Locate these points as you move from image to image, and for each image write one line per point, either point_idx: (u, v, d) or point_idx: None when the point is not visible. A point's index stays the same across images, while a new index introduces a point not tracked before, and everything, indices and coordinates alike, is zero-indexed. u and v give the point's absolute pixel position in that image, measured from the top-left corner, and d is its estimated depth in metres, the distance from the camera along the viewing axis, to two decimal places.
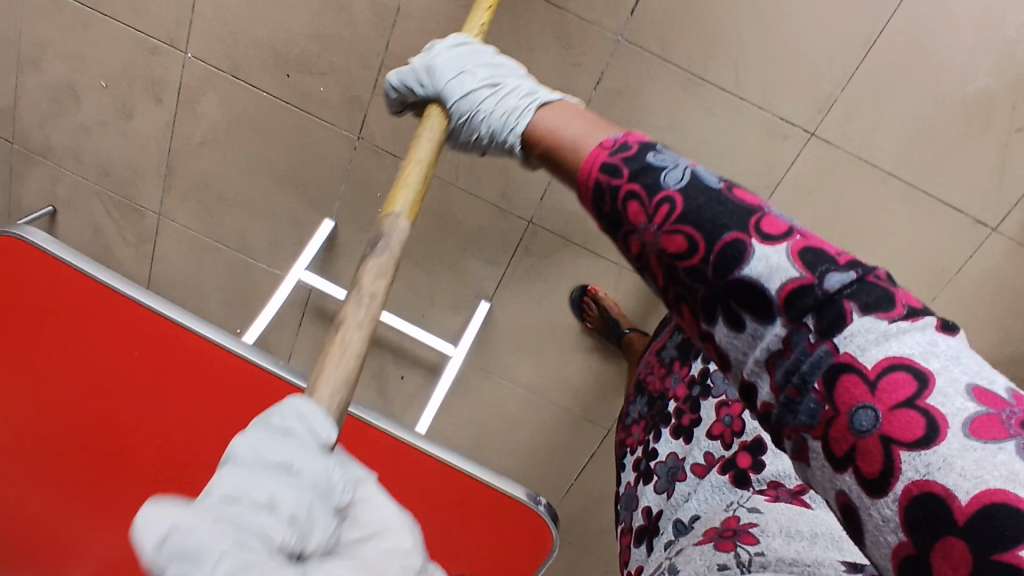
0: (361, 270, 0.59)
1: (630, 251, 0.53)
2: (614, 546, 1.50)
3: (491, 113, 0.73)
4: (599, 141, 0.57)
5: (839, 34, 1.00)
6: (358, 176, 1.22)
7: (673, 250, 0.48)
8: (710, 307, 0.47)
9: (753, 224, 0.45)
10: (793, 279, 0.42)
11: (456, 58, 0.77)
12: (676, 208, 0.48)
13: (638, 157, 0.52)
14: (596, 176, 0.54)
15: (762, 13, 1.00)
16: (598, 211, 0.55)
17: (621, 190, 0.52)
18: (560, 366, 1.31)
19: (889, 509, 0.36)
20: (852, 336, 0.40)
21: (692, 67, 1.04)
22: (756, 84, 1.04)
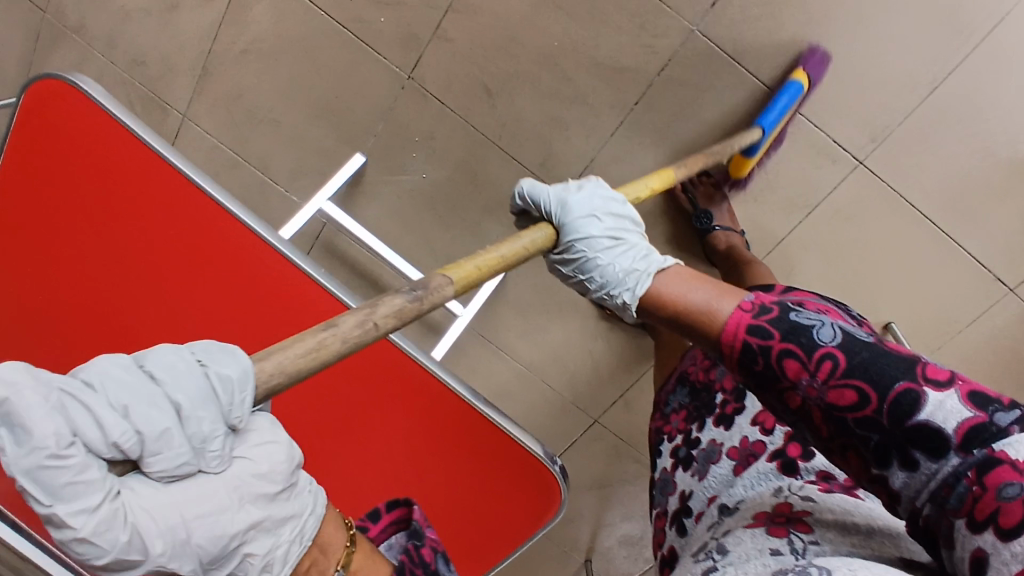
0: (377, 300, 0.48)
1: (786, 410, 0.50)
2: (574, 541, 1.49)
3: (610, 265, 0.66)
4: (733, 303, 0.54)
5: (907, 69, 1.00)
6: (398, 118, 1.19)
7: (842, 404, 0.45)
8: (880, 454, 0.44)
9: (918, 373, 0.44)
10: (966, 418, 0.41)
11: (591, 199, 0.69)
12: (841, 365, 0.46)
13: (784, 317, 0.50)
14: (746, 332, 0.51)
15: (837, 32, 1.00)
16: (744, 367, 0.51)
17: (775, 351, 0.49)
18: (562, 348, 1.30)
19: (1020, 547, 0.37)
20: (1013, 442, 0.40)
21: (758, 72, 1.05)
22: (816, 102, 1.04)
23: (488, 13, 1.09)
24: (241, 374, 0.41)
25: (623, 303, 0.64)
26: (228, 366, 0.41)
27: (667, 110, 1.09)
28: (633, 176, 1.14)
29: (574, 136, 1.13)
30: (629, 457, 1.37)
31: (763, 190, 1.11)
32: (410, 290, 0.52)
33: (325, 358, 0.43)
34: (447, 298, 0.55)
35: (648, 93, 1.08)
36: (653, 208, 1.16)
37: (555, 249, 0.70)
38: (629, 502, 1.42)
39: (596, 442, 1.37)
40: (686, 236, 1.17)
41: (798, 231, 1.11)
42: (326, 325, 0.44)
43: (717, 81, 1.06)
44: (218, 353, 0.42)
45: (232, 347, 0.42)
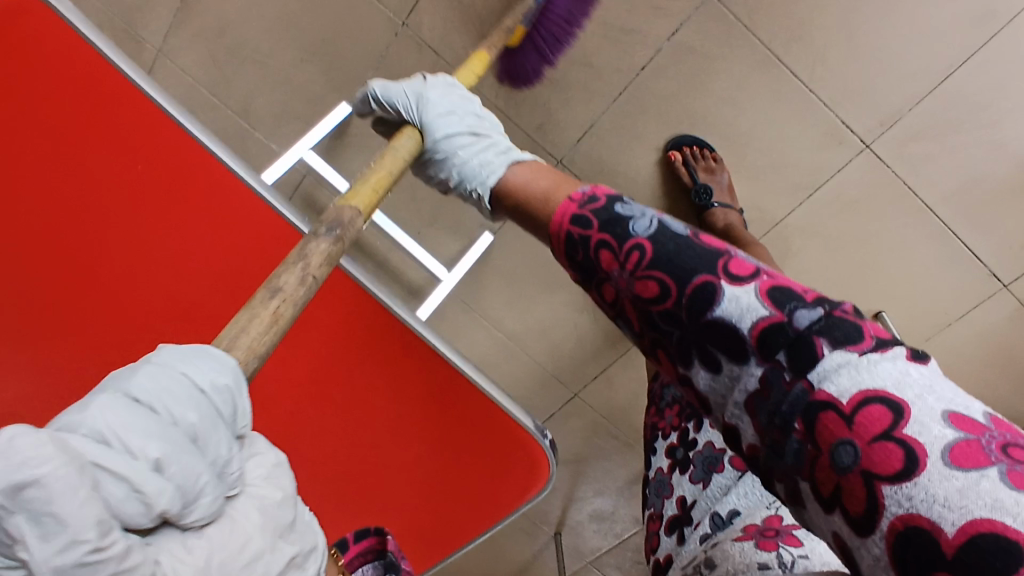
0: (307, 248, 0.53)
1: (607, 304, 0.52)
2: (545, 515, 1.47)
3: (466, 160, 0.72)
4: (569, 194, 0.57)
5: (924, 52, 0.97)
6: (391, 68, 1.13)
7: (647, 295, 0.47)
8: (684, 351, 0.46)
9: (721, 266, 0.46)
10: (762, 317, 0.42)
11: (448, 98, 0.77)
12: (648, 254, 0.48)
13: (607, 208, 0.53)
14: (571, 226, 0.53)
15: (857, 7, 0.96)
16: (573, 262, 0.54)
17: (592, 240, 0.51)
18: (547, 321, 1.26)
19: (879, 547, 0.35)
20: (827, 372, 0.39)
21: (773, 44, 0.99)
22: (829, 80, 1.00)
23: None
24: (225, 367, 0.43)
25: (479, 195, 0.71)
26: (221, 375, 0.43)
27: (674, 78, 1.04)
28: (633, 147, 1.10)
29: (575, 100, 1.08)
30: (607, 434, 1.35)
31: (764, 168, 1.08)
32: (328, 231, 0.56)
33: (285, 317, 0.48)
34: (360, 229, 0.60)
35: (657, 59, 1.03)
36: (651, 181, 1.12)
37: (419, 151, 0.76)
38: (603, 479, 1.41)
39: (575, 418, 1.34)
40: (682, 210, 1.14)
41: (798, 214, 1.08)
42: (273, 291, 0.48)
43: (730, 53, 1.01)
44: (204, 363, 0.43)
45: (204, 349, 0.43)
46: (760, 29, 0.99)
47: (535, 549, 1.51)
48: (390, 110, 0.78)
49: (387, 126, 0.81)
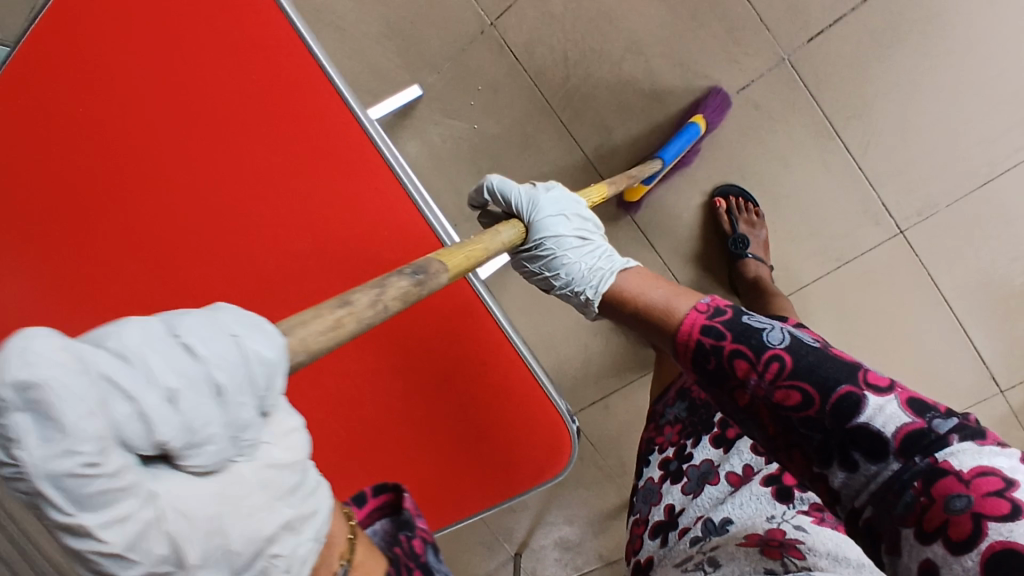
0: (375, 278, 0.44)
1: (734, 405, 0.50)
2: (509, 533, 1.46)
3: (574, 264, 0.68)
4: (691, 303, 0.54)
5: (970, 154, 1.03)
6: (468, 62, 1.17)
7: (787, 403, 0.45)
8: (823, 455, 0.45)
9: (861, 378, 0.44)
10: (905, 423, 0.42)
11: (556, 197, 0.72)
12: (789, 365, 0.46)
13: (735, 317, 0.50)
14: (699, 334, 0.51)
15: (918, 100, 1.02)
16: (695, 364, 0.51)
17: (725, 351, 0.49)
18: (558, 337, 1.28)
19: (971, 561, 0.37)
20: (954, 452, 0.40)
21: (833, 117, 1.05)
22: (878, 161, 1.06)
23: None
24: (271, 344, 0.35)
25: (586, 300, 0.67)
26: (266, 350, 0.35)
27: (733, 128, 1.09)
28: (681, 188, 1.15)
29: None
30: (590, 461, 1.36)
31: (800, 232, 1.12)
32: (414, 271, 0.47)
33: (338, 330, 0.38)
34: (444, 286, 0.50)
35: (722, 107, 1.08)
36: (690, 222, 1.16)
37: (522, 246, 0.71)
38: (576, 507, 1.40)
39: None
40: (713, 256, 1.18)
41: (822, 281, 1.12)
42: (341, 301, 0.39)
43: (792, 116, 1.06)
44: (254, 329, 0.35)
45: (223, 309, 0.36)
46: (822, 100, 1.04)
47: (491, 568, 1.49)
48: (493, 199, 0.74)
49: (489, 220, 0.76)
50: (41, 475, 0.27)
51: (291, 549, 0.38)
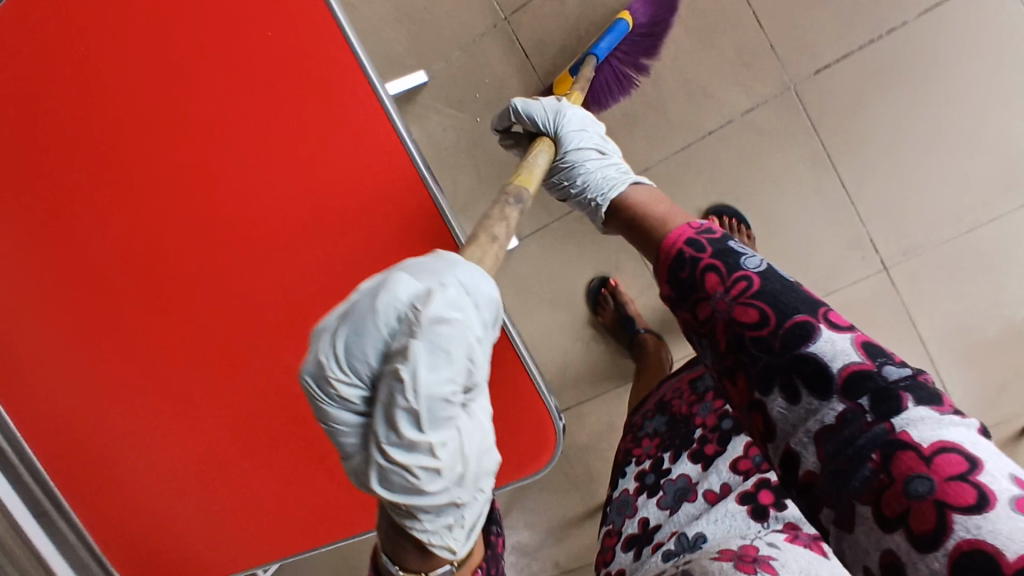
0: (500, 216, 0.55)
1: (695, 321, 0.53)
2: None
3: (589, 173, 0.73)
4: (686, 222, 0.58)
5: (959, 200, 1.05)
6: (477, 54, 1.16)
7: (745, 320, 0.48)
8: (766, 380, 0.46)
9: (822, 313, 0.46)
10: (854, 362, 0.43)
11: (579, 115, 0.77)
12: (755, 285, 0.49)
13: (721, 239, 0.54)
14: (682, 247, 0.55)
15: (914, 141, 1.04)
16: (671, 274, 0.55)
17: (701, 263, 0.52)
18: (538, 340, 1.27)
19: (937, 563, 0.35)
20: (911, 420, 0.40)
21: (832, 149, 1.07)
22: (870, 197, 1.08)
23: None
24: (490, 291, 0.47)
25: (597, 207, 0.71)
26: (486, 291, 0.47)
27: (734, 150, 1.10)
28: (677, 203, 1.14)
29: (638, 138, 1.12)
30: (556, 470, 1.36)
31: (789, 260, 1.13)
32: (518, 199, 0.58)
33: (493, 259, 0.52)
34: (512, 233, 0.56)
35: (725, 128, 1.09)
36: None
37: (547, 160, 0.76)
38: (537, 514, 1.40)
39: None
40: None
41: None
42: (492, 238, 0.53)
43: (792, 144, 1.07)
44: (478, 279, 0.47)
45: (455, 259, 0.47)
46: (822, 134, 1.06)
47: None
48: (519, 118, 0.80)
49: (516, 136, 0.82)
50: (423, 398, 0.42)
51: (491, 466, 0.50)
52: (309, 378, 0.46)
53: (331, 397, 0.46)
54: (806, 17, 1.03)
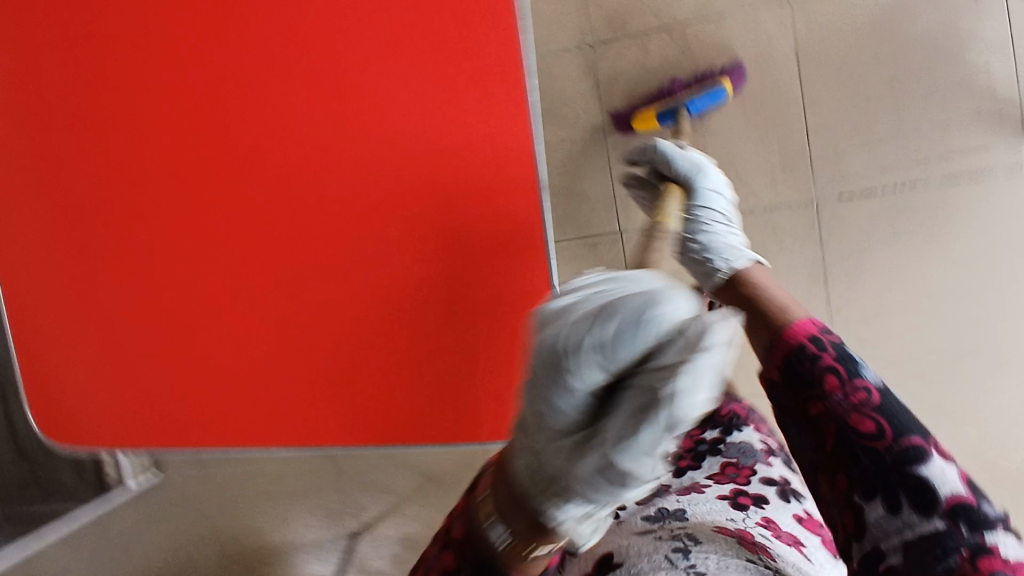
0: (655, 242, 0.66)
1: (803, 416, 0.54)
2: (370, 509, 1.45)
3: (716, 236, 0.85)
4: (807, 318, 0.60)
5: (918, 353, 1.16)
6: (551, 66, 1.21)
7: (861, 426, 0.50)
8: (870, 486, 0.49)
9: (931, 441, 0.49)
10: (958, 493, 0.46)
11: (718, 178, 0.93)
12: (875, 398, 0.51)
13: (840, 343, 0.56)
14: (805, 341, 0.56)
15: (899, 289, 1.14)
16: (788, 361, 0.56)
17: (822, 360, 0.54)
18: None
19: None
20: (1006, 545, 0.44)
21: (828, 269, 1.16)
22: (844, 323, 1.17)
23: (688, 58, 1.16)
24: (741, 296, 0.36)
25: (717, 270, 0.79)
26: None
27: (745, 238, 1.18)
28: None
29: None
30: (479, 469, 1.40)
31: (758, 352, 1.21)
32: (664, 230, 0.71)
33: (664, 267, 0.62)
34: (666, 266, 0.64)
35: (745, 216, 1.17)
36: None
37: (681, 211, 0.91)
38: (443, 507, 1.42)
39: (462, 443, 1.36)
40: None
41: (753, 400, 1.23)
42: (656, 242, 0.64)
43: (796, 252, 1.16)
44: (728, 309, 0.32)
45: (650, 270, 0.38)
46: (825, 252, 1.15)
47: (332, 531, 1.47)
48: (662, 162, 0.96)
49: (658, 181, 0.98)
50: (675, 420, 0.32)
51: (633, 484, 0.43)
52: (552, 330, 0.36)
53: (559, 357, 0.35)
54: (848, 147, 1.12)
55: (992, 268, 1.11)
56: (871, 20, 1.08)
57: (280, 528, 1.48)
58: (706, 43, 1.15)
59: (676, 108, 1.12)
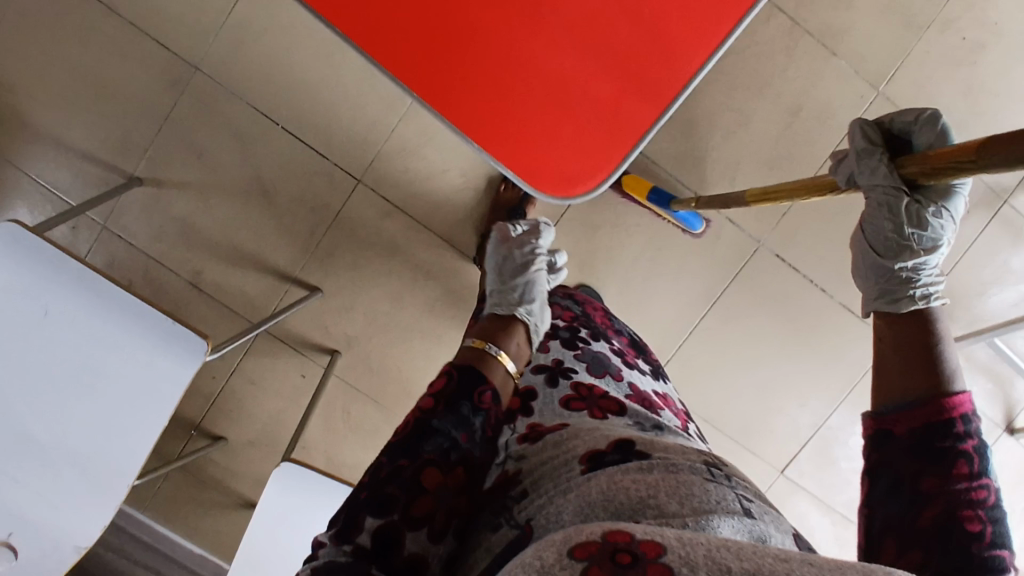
0: (857, 145, 0.75)
1: (911, 480, 0.63)
2: (172, 167, 1.19)
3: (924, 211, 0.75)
4: (961, 389, 0.66)
5: (723, 401, 1.29)
6: None
7: (969, 522, 0.59)
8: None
9: (999, 553, 0.58)
10: None
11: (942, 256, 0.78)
12: (990, 499, 0.61)
13: (977, 434, 0.64)
14: (958, 418, 0.64)
15: (752, 349, 1.27)
16: (932, 425, 0.64)
17: (964, 443, 0.63)
18: (440, 141, 1.19)
19: None
20: None
21: (725, 297, 1.25)
22: (700, 343, 1.26)
23: (784, 60, 1.17)
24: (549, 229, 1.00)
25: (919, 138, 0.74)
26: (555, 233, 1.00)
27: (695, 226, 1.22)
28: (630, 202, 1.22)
29: (672, 145, 1.20)
30: (313, 218, 1.21)
31: (624, 315, 1.26)
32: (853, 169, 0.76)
33: (917, 159, 0.69)
34: (864, 141, 0.74)
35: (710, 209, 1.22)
36: (600, 222, 1.22)
37: (918, 238, 0.76)
38: (248, 224, 1.22)
39: (325, 185, 1.20)
40: (578, 254, 1.23)
41: None
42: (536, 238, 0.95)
43: (717, 266, 1.23)
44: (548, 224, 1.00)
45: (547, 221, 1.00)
46: (730, 284, 1.24)
47: (110, 159, 1.19)
48: (902, 272, 0.77)
49: (897, 289, 0.76)
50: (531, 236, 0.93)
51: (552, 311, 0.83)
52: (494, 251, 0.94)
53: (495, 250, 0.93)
54: (816, 227, 1.22)
55: (811, 382, 1.28)
56: None
57: (56, 112, 1.17)
58: (807, 64, 1.17)
59: (670, 197, 1.14)
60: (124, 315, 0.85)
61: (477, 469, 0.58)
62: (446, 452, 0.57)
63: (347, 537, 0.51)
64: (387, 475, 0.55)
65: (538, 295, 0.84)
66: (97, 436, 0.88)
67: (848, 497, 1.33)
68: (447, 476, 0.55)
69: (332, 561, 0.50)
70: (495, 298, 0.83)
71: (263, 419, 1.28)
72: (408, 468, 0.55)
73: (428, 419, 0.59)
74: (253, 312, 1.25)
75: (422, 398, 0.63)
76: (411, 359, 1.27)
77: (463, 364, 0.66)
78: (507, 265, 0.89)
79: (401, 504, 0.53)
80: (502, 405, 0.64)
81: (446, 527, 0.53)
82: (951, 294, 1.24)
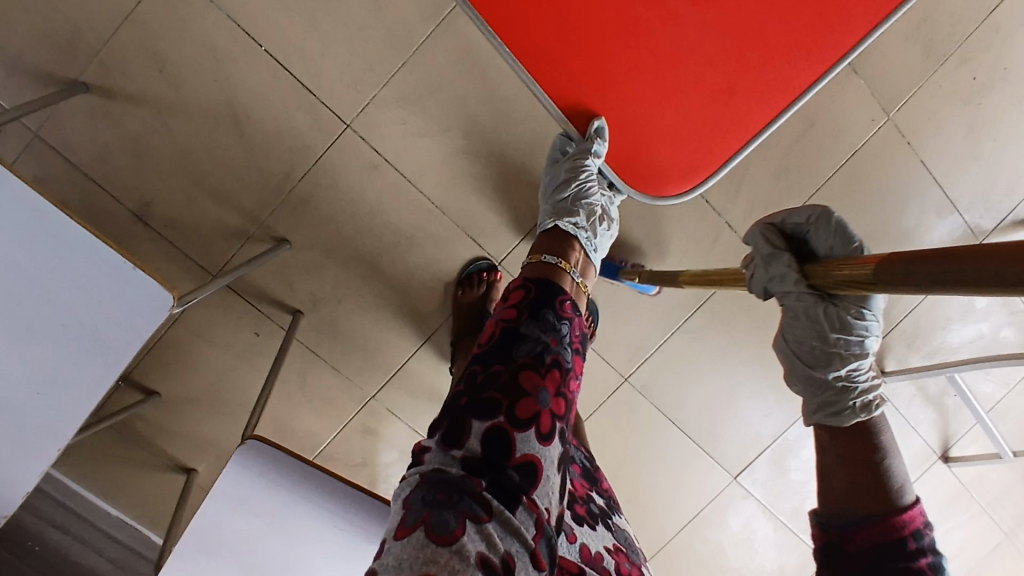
0: (758, 252, 0.68)
1: None
2: (129, 77, 1.01)
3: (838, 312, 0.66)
4: (910, 499, 0.58)
5: (692, 403, 1.28)
6: None
7: None
8: None
9: None
10: None
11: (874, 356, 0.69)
12: None
13: (933, 552, 0.55)
14: (910, 535, 0.56)
15: (729, 356, 1.26)
16: (881, 541, 0.56)
17: (919, 562, 0.54)
18: (444, 97, 1.07)
19: None
20: None
21: (713, 302, 1.23)
22: (680, 346, 1.24)
23: None
24: None
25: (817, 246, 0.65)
26: None
27: (693, 225, 1.20)
28: None
29: None
30: (291, 162, 1.08)
31: (610, 308, 1.21)
32: (762, 270, 0.68)
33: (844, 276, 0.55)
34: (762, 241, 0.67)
35: (710, 211, 1.20)
36: None
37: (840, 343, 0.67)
38: (213, 158, 1.07)
39: (308, 125, 1.06)
40: None
41: None
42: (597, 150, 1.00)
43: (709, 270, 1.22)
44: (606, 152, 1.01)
45: None
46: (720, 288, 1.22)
47: (48, 57, 0.99)
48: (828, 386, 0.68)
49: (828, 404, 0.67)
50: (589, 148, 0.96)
51: (610, 225, 0.95)
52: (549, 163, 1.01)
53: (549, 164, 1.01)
54: None
55: (778, 394, 1.29)
56: (903, 190, 1.22)
57: None
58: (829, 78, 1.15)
59: (618, 268, 1.15)
60: (69, 259, 0.70)
61: (567, 376, 0.59)
62: (539, 354, 0.57)
63: (454, 443, 0.50)
64: (491, 388, 0.53)
65: (596, 210, 0.94)
66: (27, 390, 0.74)
67: (790, 505, 1.37)
68: (545, 379, 0.56)
69: (443, 467, 0.48)
70: (553, 211, 0.94)
71: (205, 377, 1.15)
72: (504, 372, 0.55)
73: (527, 326, 0.60)
74: (207, 257, 1.11)
75: (499, 310, 0.63)
76: (381, 329, 1.17)
77: (536, 277, 0.69)
78: (562, 178, 0.96)
79: (505, 404, 0.52)
80: (580, 317, 0.66)
81: (547, 426, 0.53)
82: (916, 325, 1.29)
